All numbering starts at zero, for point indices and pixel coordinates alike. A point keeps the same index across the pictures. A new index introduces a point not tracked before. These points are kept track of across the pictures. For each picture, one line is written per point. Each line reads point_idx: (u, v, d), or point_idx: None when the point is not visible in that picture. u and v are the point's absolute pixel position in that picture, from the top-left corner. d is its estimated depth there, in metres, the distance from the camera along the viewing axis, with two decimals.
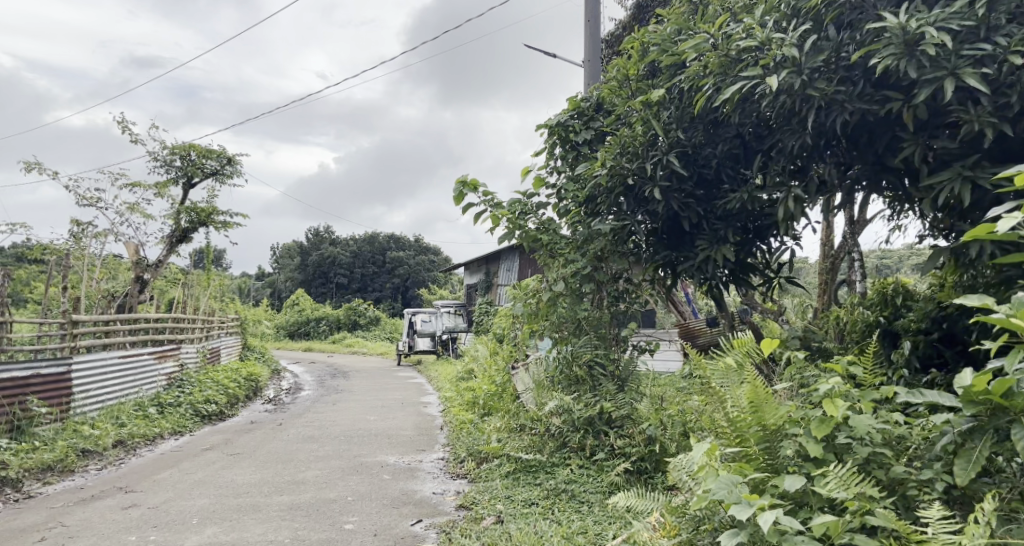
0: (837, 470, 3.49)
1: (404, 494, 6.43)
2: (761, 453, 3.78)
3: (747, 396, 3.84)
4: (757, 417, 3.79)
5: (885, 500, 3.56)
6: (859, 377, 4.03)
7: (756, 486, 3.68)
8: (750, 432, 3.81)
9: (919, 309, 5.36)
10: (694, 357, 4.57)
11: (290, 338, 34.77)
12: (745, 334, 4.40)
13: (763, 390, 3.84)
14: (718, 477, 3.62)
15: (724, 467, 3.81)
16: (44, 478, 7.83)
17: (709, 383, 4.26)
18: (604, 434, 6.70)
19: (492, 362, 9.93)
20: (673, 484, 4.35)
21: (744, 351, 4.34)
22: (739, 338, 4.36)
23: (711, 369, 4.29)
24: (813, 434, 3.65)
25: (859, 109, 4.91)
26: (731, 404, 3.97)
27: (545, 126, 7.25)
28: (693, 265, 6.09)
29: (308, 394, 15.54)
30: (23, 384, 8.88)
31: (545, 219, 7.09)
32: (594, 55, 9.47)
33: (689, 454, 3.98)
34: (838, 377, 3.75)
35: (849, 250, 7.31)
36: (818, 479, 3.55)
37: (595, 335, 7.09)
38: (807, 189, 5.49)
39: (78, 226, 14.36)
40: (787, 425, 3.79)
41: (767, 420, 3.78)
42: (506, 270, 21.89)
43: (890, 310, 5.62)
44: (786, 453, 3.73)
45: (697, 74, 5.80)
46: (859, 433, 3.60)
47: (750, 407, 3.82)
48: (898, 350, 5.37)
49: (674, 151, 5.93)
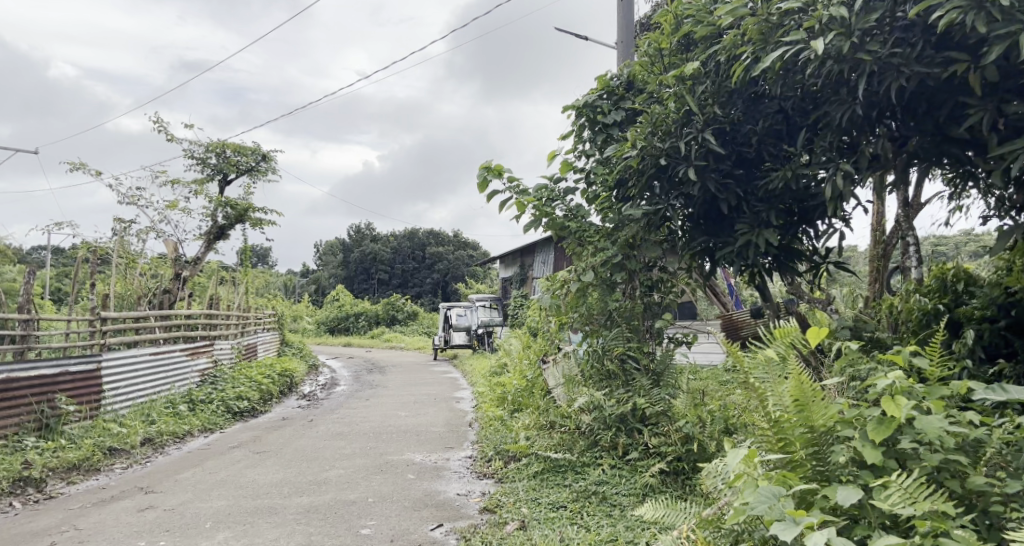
0: (900, 481, 3.07)
1: (426, 496, 6.14)
2: (808, 458, 3.38)
3: (792, 394, 3.43)
4: (803, 417, 3.38)
5: (963, 516, 3.14)
6: (926, 371, 3.60)
7: (802, 498, 3.28)
8: (796, 435, 3.41)
9: (983, 295, 4.91)
10: (730, 349, 4.16)
11: (331, 334, 34.80)
12: (787, 321, 3.95)
13: (810, 385, 3.42)
14: (759, 488, 3.23)
15: (765, 476, 3.42)
16: (68, 478, 7.67)
17: (748, 378, 3.83)
18: (637, 432, 6.31)
19: (524, 356, 9.60)
20: (707, 491, 3.96)
21: (787, 340, 3.90)
22: (782, 326, 3.91)
23: (750, 361, 3.85)
24: (869, 437, 3.22)
25: (918, 73, 4.48)
26: (772, 402, 3.57)
27: (573, 107, 6.86)
28: (732, 250, 5.66)
29: (342, 390, 15.38)
30: (52, 381, 8.73)
31: (573, 205, 6.71)
32: (627, 37, 9.05)
33: (724, 460, 3.59)
34: (898, 370, 3.31)
35: (903, 235, 6.82)
36: (878, 491, 3.13)
37: (627, 328, 6.74)
38: (858, 165, 5.04)
39: (120, 223, 14.38)
40: (838, 425, 3.37)
41: (815, 421, 3.37)
42: (541, 262, 21.53)
43: (949, 297, 5.17)
44: (838, 461, 3.31)
45: (735, 43, 5.40)
46: (926, 437, 3.17)
47: (794, 406, 3.42)
48: (960, 341, 4.92)
49: (710, 128, 5.54)
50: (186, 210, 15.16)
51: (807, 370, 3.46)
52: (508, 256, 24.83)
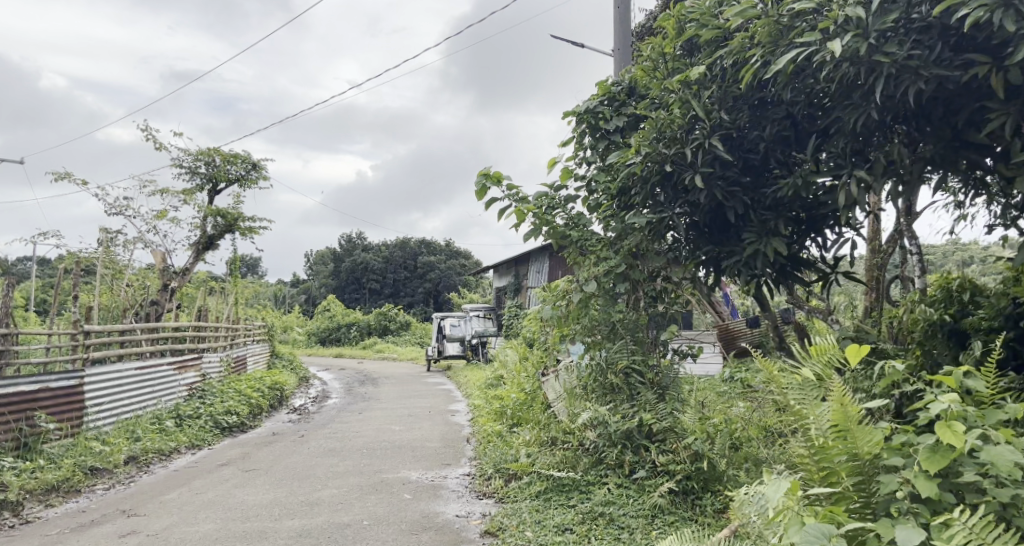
0: (964, 518, 2.93)
1: (424, 518, 5.92)
2: (854, 490, 3.25)
3: (833, 420, 3.30)
4: (847, 444, 3.26)
5: None
6: (977, 393, 3.44)
7: (851, 536, 3.13)
8: (840, 463, 3.28)
9: (990, 305, 4.72)
10: (763, 366, 4.04)
11: (321, 345, 34.44)
12: (823, 338, 3.85)
13: (853, 409, 3.30)
14: (804, 525, 3.06)
15: (809, 510, 3.25)
16: (47, 500, 7.39)
17: (783, 399, 3.75)
18: (644, 450, 6.08)
19: (522, 369, 9.36)
20: (739, 523, 3.78)
21: (823, 358, 3.80)
22: (818, 343, 3.82)
23: (784, 380, 3.76)
24: (923, 468, 3.09)
25: (937, 76, 4.31)
26: (811, 427, 3.44)
27: (573, 113, 6.67)
28: (739, 261, 5.42)
29: (335, 402, 15.11)
30: (31, 399, 8.45)
31: (574, 214, 6.51)
32: (624, 43, 8.88)
33: (762, 492, 3.42)
34: (953, 393, 3.20)
35: (899, 242, 6.61)
36: (938, 529, 2.98)
37: (631, 340, 6.50)
38: (871, 171, 4.83)
39: (106, 234, 14.10)
40: (882, 452, 3.26)
41: (860, 449, 3.25)
42: (535, 272, 21.35)
43: (956, 308, 4.93)
44: (886, 493, 3.18)
45: (743, 47, 5.22)
46: (990, 467, 3.06)
47: (835, 432, 3.31)
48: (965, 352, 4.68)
49: (717, 134, 5.34)
50: (176, 220, 14.89)
51: (850, 394, 3.35)
52: (501, 265, 24.61)
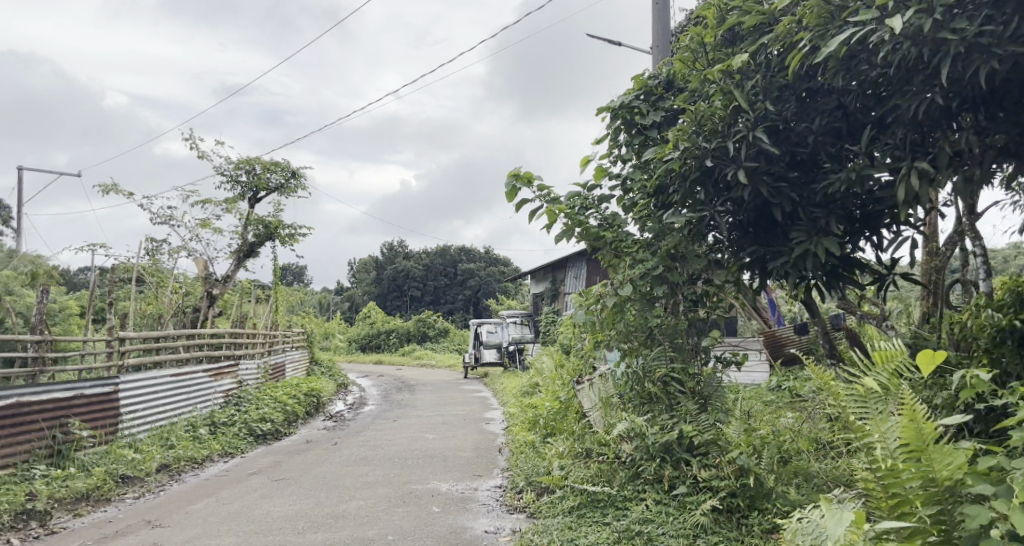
0: None
1: (451, 533, 5.67)
2: (932, 522, 3.03)
3: (904, 439, 3.08)
4: (922, 468, 3.03)
5: None
6: None
7: None
8: (915, 491, 3.04)
9: None
10: (816, 373, 3.71)
11: (362, 351, 34.50)
12: (889, 345, 3.54)
13: (926, 428, 3.05)
14: None
15: None
16: (76, 509, 7.26)
17: (843, 412, 3.44)
18: (685, 463, 5.71)
19: (558, 376, 9.05)
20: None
21: (890, 366, 3.47)
22: (883, 350, 3.51)
23: (844, 393, 3.46)
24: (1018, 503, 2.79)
25: (1013, 54, 3.94)
26: (877, 448, 3.18)
27: (607, 108, 6.34)
28: (787, 262, 5.03)
29: (371, 409, 14.96)
30: (66, 406, 8.34)
31: (609, 214, 6.18)
32: (663, 40, 8.55)
33: (824, 521, 3.14)
34: None
35: (958, 246, 6.15)
36: None
37: (670, 346, 6.14)
38: (937, 162, 4.49)
39: (151, 242, 14.16)
40: (965, 478, 3.02)
41: (937, 474, 3.01)
42: (573, 277, 21.03)
43: None
44: (970, 527, 2.90)
45: (790, 31, 4.86)
46: None
47: (907, 453, 3.08)
48: None
49: (762, 126, 4.97)
50: (217, 228, 14.89)
51: (921, 409, 3.10)
52: (540, 272, 24.34)
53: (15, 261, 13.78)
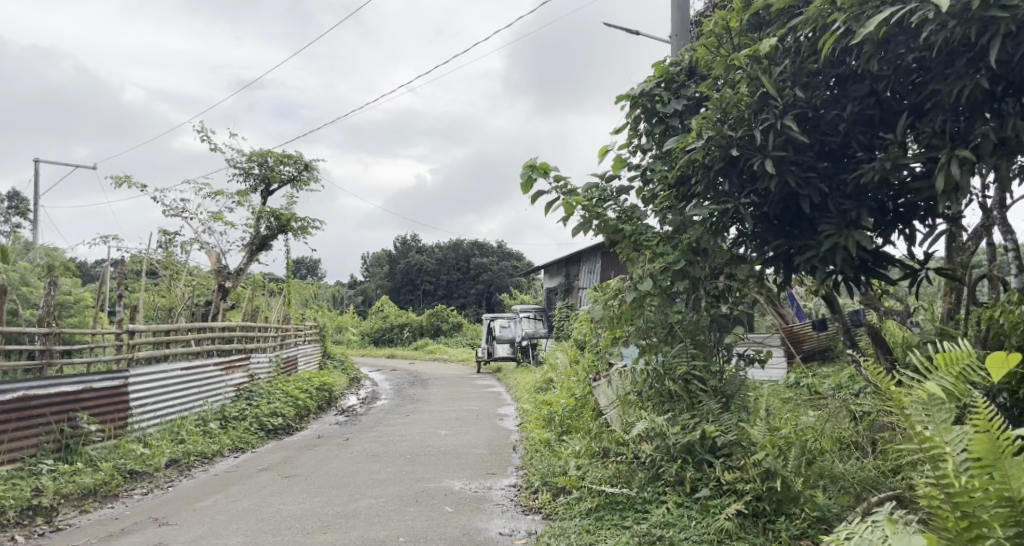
0: None
1: (466, 535, 5.50)
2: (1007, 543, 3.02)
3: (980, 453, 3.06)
4: (998, 485, 3.02)
5: None
6: None
7: None
8: (991, 511, 3.03)
9: None
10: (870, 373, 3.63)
11: (374, 345, 34.35)
12: (955, 347, 3.56)
13: (1003, 445, 3.04)
14: None
15: None
16: (82, 506, 7.12)
17: (905, 419, 3.39)
18: (708, 465, 5.50)
19: (573, 373, 8.86)
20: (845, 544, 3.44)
21: (954, 368, 3.52)
22: (949, 352, 3.48)
23: (907, 398, 3.41)
24: None
25: None
26: (947, 460, 3.15)
27: (627, 96, 6.12)
28: (815, 255, 4.80)
29: (384, 404, 14.82)
30: (74, 399, 8.19)
31: (627, 206, 5.97)
32: (682, 29, 8.31)
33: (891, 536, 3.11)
34: None
35: (981, 238, 5.85)
36: None
37: (691, 343, 5.94)
38: (978, 151, 4.30)
39: (164, 235, 14.06)
40: None
41: (1013, 492, 3.00)
42: (588, 272, 20.83)
43: None
44: None
45: (822, 13, 4.64)
46: None
47: (981, 468, 3.07)
48: None
49: (791, 113, 4.74)
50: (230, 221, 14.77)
51: (998, 422, 3.08)
52: (554, 266, 24.09)
53: (29, 252, 13.70)
